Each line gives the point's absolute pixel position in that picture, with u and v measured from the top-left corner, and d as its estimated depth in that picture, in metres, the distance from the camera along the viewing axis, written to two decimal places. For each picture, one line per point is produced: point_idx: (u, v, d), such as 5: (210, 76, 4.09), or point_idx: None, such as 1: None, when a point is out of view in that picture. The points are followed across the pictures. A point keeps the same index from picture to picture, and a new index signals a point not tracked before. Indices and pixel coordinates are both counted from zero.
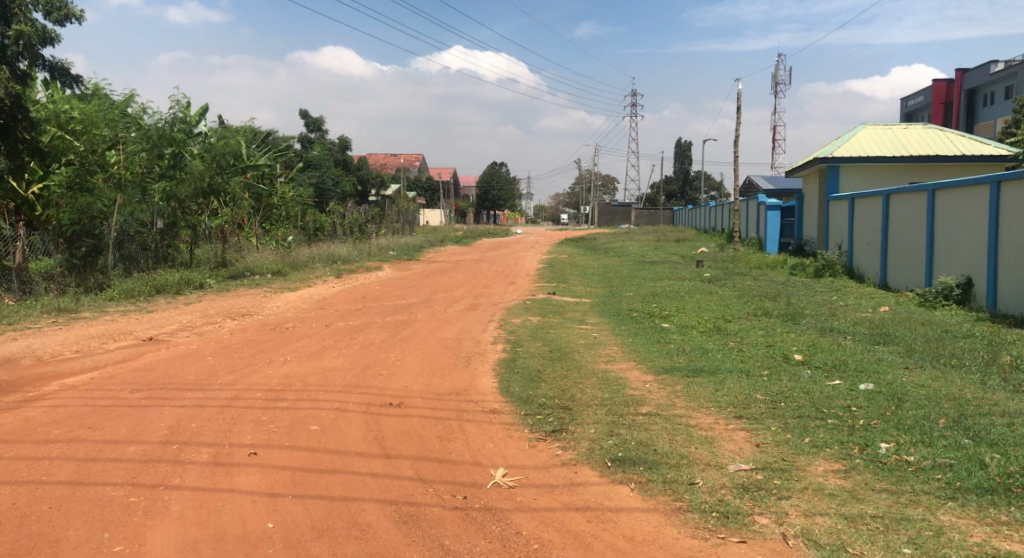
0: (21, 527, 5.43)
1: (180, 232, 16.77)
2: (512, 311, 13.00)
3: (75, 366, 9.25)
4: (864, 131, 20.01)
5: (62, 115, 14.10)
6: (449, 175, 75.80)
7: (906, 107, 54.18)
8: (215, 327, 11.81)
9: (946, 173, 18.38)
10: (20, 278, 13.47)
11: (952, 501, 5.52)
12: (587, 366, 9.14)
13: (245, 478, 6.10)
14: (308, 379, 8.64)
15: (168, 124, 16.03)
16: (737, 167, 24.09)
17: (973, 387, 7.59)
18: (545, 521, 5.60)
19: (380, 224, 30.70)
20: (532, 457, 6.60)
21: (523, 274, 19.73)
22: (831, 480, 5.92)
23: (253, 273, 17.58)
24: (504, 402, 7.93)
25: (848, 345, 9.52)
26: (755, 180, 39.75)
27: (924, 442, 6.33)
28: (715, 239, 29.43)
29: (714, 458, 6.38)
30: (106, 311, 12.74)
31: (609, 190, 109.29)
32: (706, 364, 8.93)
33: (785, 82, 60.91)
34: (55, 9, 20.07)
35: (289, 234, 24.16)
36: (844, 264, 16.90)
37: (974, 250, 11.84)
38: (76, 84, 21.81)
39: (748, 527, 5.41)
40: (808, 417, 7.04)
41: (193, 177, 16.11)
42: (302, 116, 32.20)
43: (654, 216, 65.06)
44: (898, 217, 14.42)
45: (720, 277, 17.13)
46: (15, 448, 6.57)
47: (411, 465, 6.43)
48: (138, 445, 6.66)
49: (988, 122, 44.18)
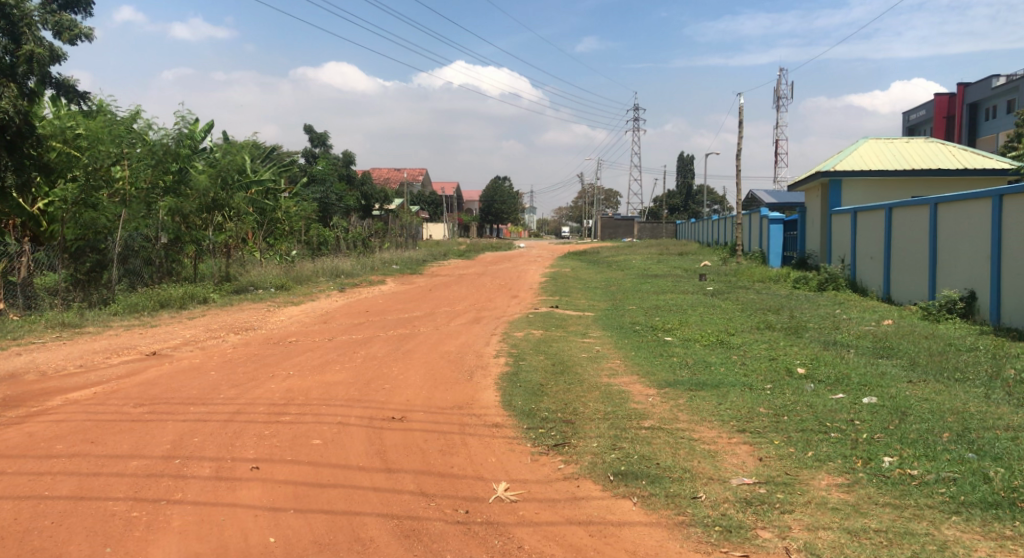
0: (21, 542, 5.43)
1: (184, 248, 16.92)
2: (515, 325, 13.00)
3: (79, 381, 9.26)
4: (866, 145, 20.00)
5: (68, 132, 14.28)
6: (451, 188, 75.87)
7: (908, 121, 54.27)
8: (218, 342, 11.82)
9: (949, 187, 18.45)
10: (25, 293, 13.67)
11: (956, 515, 5.50)
12: (590, 380, 9.12)
13: (247, 493, 6.10)
14: (310, 393, 8.64)
15: (175, 140, 16.21)
16: (738, 181, 24.10)
17: (977, 401, 7.55)
18: (547, 536, 5.59)
19: (382, 239, 30.98)
20: (534, 471, 6.58)
21: (527, 287, 19.66)
22: (835, 494, 5.90)
23: (257, 286, 17.67)
24: (507, 416, 7.92)
25: (852, 358, 9.49)
26: (758, 194, 39.77)
27: (928, 455, 6.31)
28: (718, 253, 29.29)
29: (716, 472, 6.37)
30: (110, 326, 12.80)
31: (614, 204, 109.47)
32: (708, 379, 8.89)
33: (786, 97, 61.00)
34: (64, 29, 20.24)
35: (292, 248, 24.20)
36: (847, 277, 16.91)
37: (976, 264, 11.88)
38: (82, 100, 21.99)
39: (751, 541, 5.40)
40: (811, 431, 7.02)
41: (198, 192, 16.32)
42: (307, 132, 32.35)
43: (659, 231, 65.08)
44: (901, 229, 14.40)
45: (722, 290, 17.09)
46: (16, 463, 6.56)
47: (413, 479, 6.43)
48: (140, 460, 6.65)
49: (989, 136, 44.31)
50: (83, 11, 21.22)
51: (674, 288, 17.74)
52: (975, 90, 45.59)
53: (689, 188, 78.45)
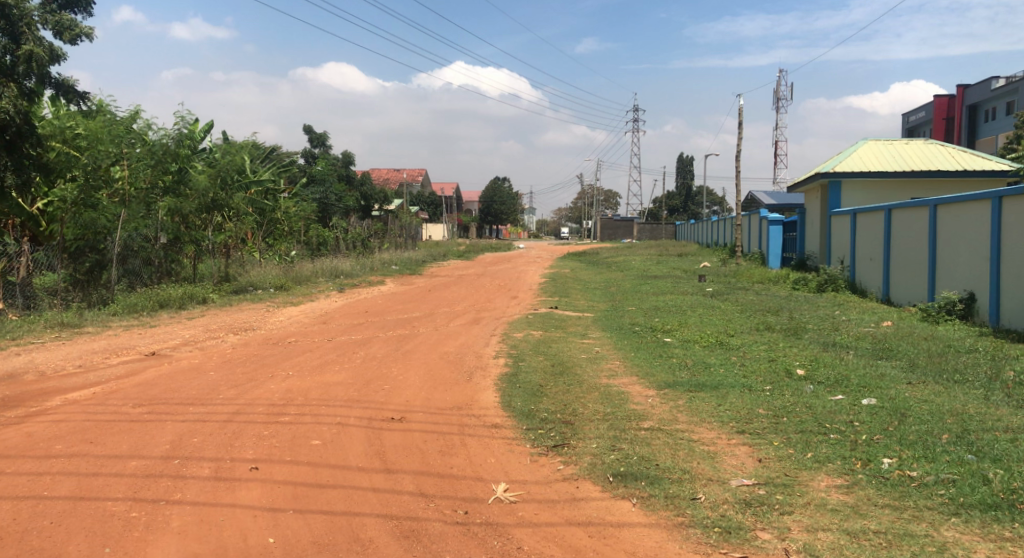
0: (20, 542, 5.42)
1: (183, 248, 16.91)
2: (514, 326, 13.00)
3: (78, 381, 9.26)
4: (865, 146, 20.00)
5: (68, 131, 14.30)
6: (451, 189, 75.87)
7: (908, 123, 54.32)
8: (217, 342, 11.81)
9: (948, 188, 18.46)
10: (24, 293, 13.73)
11: (955, 517, 5.50)
12: (589, 381, 9.11)
13: (246, 493, 6.10)
14: (309, 393, 8.63)
15: (173, 140, 16.01)
16: (738, 182, 24.10)
17: (976, 402, 7.56)
18: (546, 537, 5.59)
19: (381, 240, 30.98)
20: (533, 472, 6.58)
21: (526, 288, 19.65)
22: (834, 495, 5.90)
23: (256, 286, 17.67)
24: (506, 417, 7.91)
25: (851, 360, 9.49)
26: (757, 195, 39.80)
27: (927, 457, 6.31)
28: (717, 254, 29.29)
29: (716, 473, 6.37)
30: (109, 326, 12.79)
31: (613, 205, 109.52)
32: (708, 380, 8.89)
33: (785, 98, 61.05)
34: (65, 29, 20.24)
35: (292, 248, 24.20)
36: (847, 278, 16.93)
37: (975, 266, 11.88)
38: (82, 101, 21.98)
39: (750, 542, 5.40)
40: (811, 432, 7.02)
41: (198, 193, 16.36)
42: (307, 132, 32.36)
43: (658, 232, 65.09)
44: (900, 231, 14.40)
45: (721, 291, 17.08)
46: (15, 464, 6.55)
47: (413, 480, 6.42)
48: (139, 460, 6.65)
49: (989, 138, 44.35)
50: (83, 11, 21.22)
51: (673, 289, 17.75)
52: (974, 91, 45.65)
53: (688, 189, 78.52)
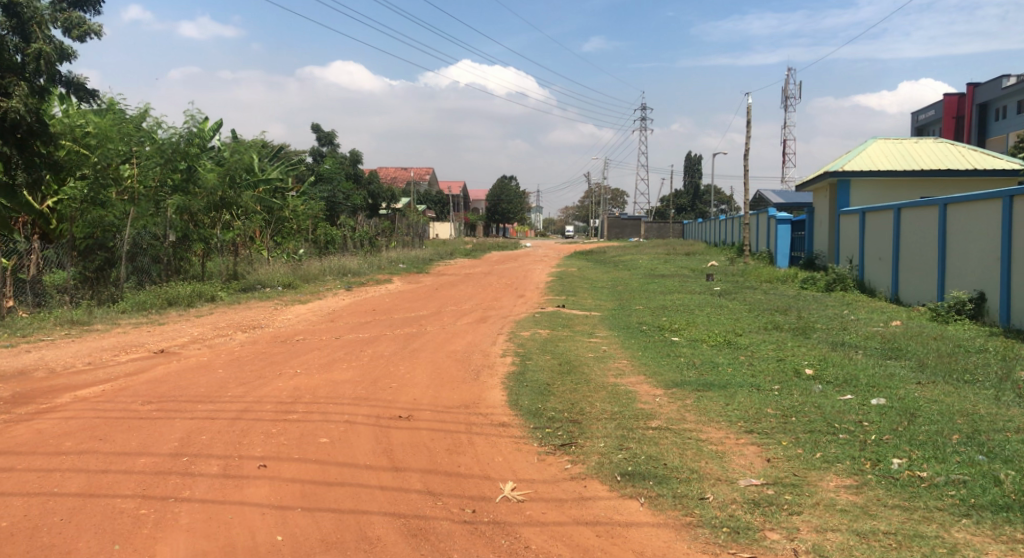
0: (31, 539, 5.44)
1: (192, 245, 17.12)
2: (521, 324, 13.04)
3: (87, 378, 9.30)
4: (874, 145, 19.89)
5: (77, 130, 13.91)
6: (457, 188, 75.97)
7: (918, 121, 54.02)
8: (226, 339, 11.87)
9: (957, 187, 18.36)
10: (33, 291, 13.91)
11: (966, 518, 5.47)
12: (597, 380, 9.11)
13: (254, 491, 6.10)
14: (317, 391, 8.66)
15: (184, 139, 15.94)
16: (746, 181, 24.01)
17: (987, 403, 7.50)
18: (555, 536, 5.58)
19: (389, 237, 31.06)
20: (541, 471, 6.58)
21: (533, 286, 19.64)
22: (843, 496, 5.88)
23: (264, 285, 17.69)
24: (513, 415, 7.92)
25: (860, 359, 9.44)
26: (767, 195, 39.70)
27: (937, 457, 6.28)
28: (724, 253, 29.24)
29: (724, 473, 6.35)
30: (119, 323, 12.84)
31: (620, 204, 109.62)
32: (716, 379, 8.86)
33: (794, 97, 60.85)
34: (73, 26, 20.33)
35: (299, 247, 24.26)
36: (856, 277, 16.85)
37: (986, 266, 11.79)
38: (92, 98, 22.06)
39: (758, 543, 5.38)
40: (819, 432, 6.99)
41: (206, 191, 16.62)
42: (314, 130, 32.37)
43: (665, 232, 65.05)
44: (910, 230, 14.33)
45: (730, 290, 17.01)
46: (26, 460, 6.59)
47: (421, 478, 6.43)
48: (148, 457, 6.67)
49: (1000, 136, 44.02)
50: (92, 9, 21.28)
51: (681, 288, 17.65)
52: (985, 90, 45.34)
53: (696, 187, 78.38)
